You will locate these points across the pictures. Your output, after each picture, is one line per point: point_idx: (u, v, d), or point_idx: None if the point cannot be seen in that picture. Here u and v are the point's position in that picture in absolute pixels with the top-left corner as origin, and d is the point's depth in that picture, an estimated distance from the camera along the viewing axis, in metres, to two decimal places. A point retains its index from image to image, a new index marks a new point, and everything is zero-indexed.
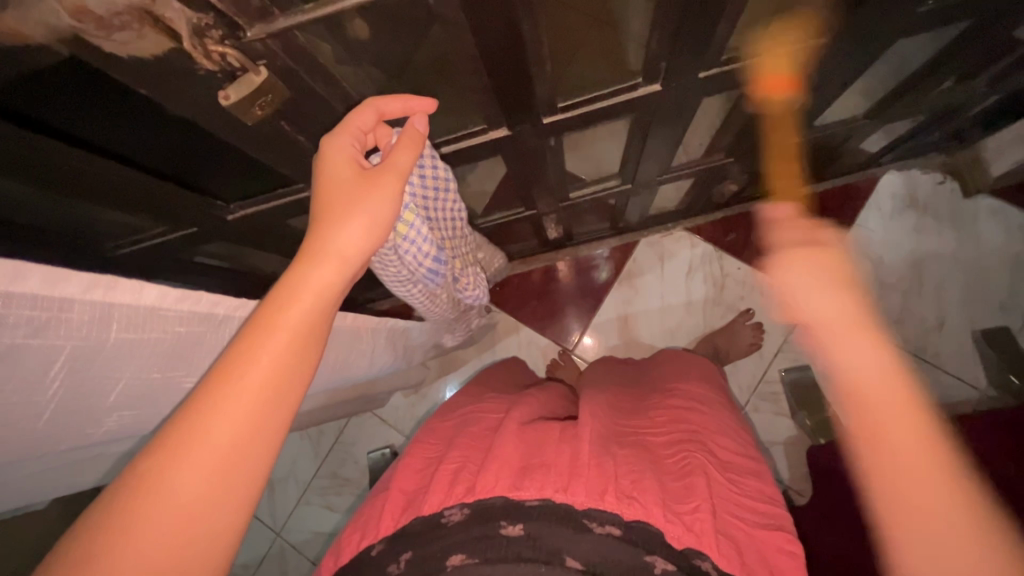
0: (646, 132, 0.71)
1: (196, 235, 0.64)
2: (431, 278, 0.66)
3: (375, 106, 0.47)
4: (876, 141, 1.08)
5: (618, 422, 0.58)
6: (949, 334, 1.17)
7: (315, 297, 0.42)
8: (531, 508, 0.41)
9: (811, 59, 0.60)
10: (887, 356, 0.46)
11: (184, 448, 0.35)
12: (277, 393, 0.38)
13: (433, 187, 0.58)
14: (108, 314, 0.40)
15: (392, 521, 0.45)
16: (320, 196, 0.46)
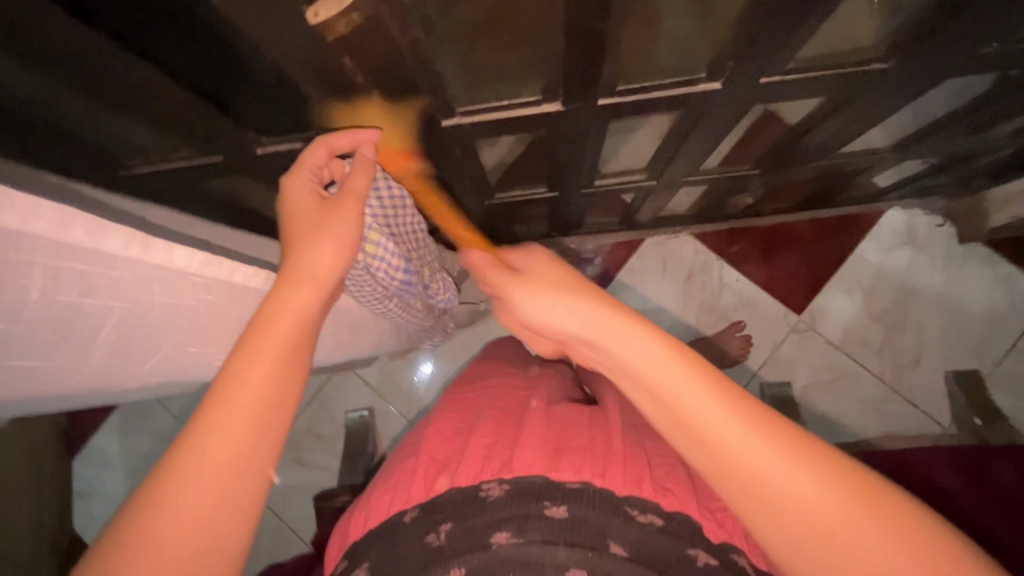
0: (687, 130, 0.71)
1: (222, 165, 0.61)
2: (404, 289, 0.73)
3: (326, 144, 0.55)
4: (887, 177, 1.11)
5: (625, 412, 0.59)
6: (924, 372, 1.22)
7: (296, 317, 0.48)
8: (572, 489, 0.45)
9: (868, 81, 0.60)
10: (641, 331, 0.46)
11: (187, 466, 0.40)
12: (269, 408, 0.43)
13: (392, 205, 0.64)
14: (146, 275, 0.47)
15: (424, 491, 0.48)
16: (291, 226, 0.55)
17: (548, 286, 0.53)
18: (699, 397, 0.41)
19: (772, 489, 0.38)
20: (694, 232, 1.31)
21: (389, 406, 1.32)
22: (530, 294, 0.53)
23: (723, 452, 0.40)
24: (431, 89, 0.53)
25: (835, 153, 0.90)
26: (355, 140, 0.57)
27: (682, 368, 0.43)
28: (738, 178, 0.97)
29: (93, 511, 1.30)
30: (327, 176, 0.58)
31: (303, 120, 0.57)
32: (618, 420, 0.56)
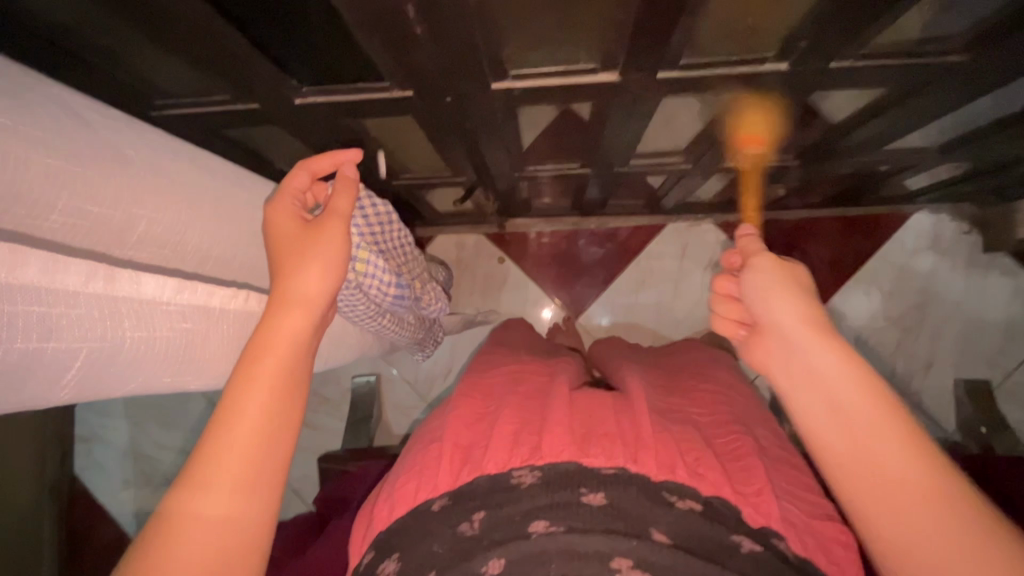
0: (738, 116, 0.69)
1: (257, 112, 0.60)
2: (396, 303, 0.80)
3: (308, 169, 0.57)
4: (918, 180, 1.09)
5: (656, 398, 0.58)
6: (933, 379, 1.23)
7: (287, 345, 0.48)
8: (606, 475, 0.44)
9: (940, 75, 0.58)
10: (848, 356, 0.50)
11: (191, 505, 0.41)
12: (266, 437, 0.44)
13: (378, 221, 0.72)
14: (113, 308, 0.45)
15: (448, 482, 0.45)
16: (276, 247, 0.54)
17: (784, 285, 0.56)
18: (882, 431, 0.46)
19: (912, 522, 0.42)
20: (717, 221, 1.28)
21: (394, 369, 1.30)
22: (768, 292, 0.56)
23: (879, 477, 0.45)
24: (487, 46, 0.50)
25: (879, 150, 0.87)
26: (336, 161, 0.58)
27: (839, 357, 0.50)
28: (775, 169, 0.95)
29: (95, 456, 1.30)
30: (311, 200, 0.60)
31: (344, 64, 0.54)
32: (651, 407, 0.54)
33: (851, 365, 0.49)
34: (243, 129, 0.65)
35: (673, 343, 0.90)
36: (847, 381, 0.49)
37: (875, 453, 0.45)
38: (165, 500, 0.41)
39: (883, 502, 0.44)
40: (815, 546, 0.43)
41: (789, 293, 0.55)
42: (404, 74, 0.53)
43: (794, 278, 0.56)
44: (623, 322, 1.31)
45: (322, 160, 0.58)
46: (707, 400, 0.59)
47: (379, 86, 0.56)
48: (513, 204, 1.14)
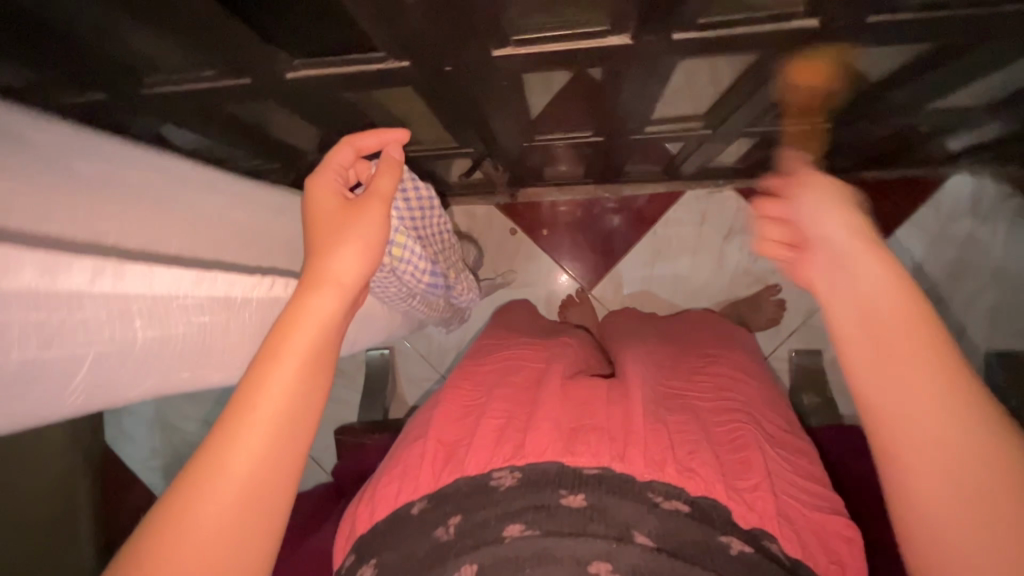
0: (763, 78, 0.63)
1: (250, 88, 0.57)
2: (428, 289, 0.83)
3: (353, 144, 0.57)
4: (961, 140, 1.00)
5: (654, 381, 0.54)
6: (963, 350, 1.18)
7: (318, 327, 0.45)
8: (589, 476, 0.41)
9: (993, 25, 0.51)
10: (886, 265, 0.39)
11: (208, 484, 0.39)
12: (289, 422, 0.42)
13: (419, 206, 0.73)
14: (123, 308, 0.42)
15: (432, 481, 0.43)
16: (314, 221, 0.53)
17: (831, 198, 0.43)
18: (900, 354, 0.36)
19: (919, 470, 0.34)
20: (738, 188, 1.23)
21: (406, 344, 1.31)
22: (811, 202, 0.44)
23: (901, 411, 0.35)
24: (487, 9, 0.46)
25: (919, 111, 0.81)
26: (382, 142, 0.59)
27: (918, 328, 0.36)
28: (802, 131, 0.89)
29: (124, 427, 1.35)
30: (354, 176, 0.60)
31: (333, 36, 0.51)
32: (652, 393, 0.50)
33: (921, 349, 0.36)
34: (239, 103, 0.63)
35: (686, 318, 0.87)
36: (911, 354, 0.36)
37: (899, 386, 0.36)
38: (183, 475, 0.39)
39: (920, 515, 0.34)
40: (812, 545, 0.40)
41: (826, 199, 0.43)
42: (398, 42, 0.49)
43: (832, 189, 0.44)
44: (638, 293, 1.28)
45: (370, 136, 0.59)
46: (714, 386, 0.54)
47: (373, 57, 0.52)
48: (523, 174, 1.10)
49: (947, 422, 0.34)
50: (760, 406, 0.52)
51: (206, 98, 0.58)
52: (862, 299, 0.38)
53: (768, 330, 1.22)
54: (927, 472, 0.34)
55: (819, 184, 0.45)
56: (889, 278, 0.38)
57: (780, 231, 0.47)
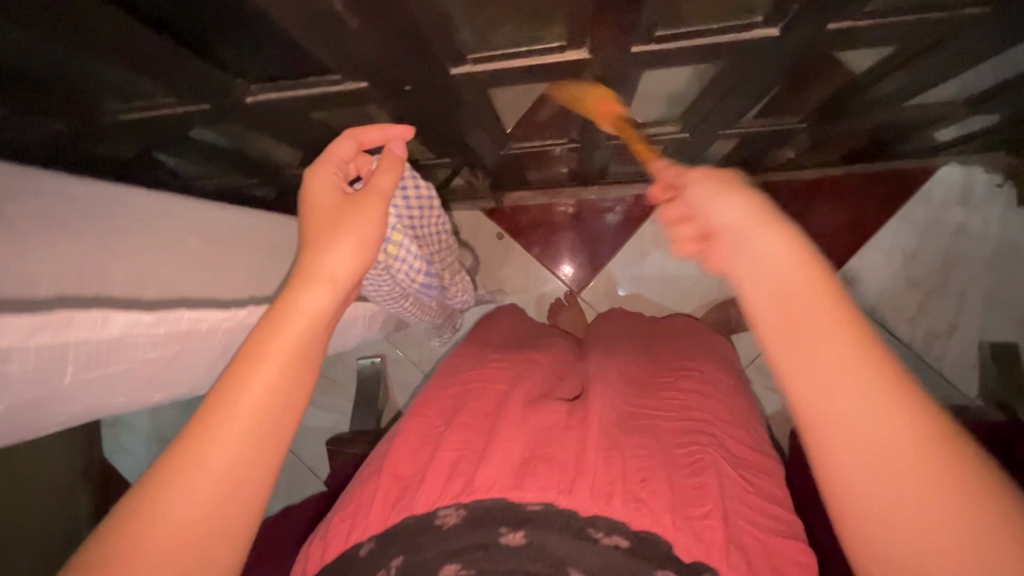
0: (733, 83, 0.63)
1: (212, 111, 0.57)
2: (421, 289, 0.82)
3: (355, 138, 0.57)
4: (950, 131, 0.98)
5: (623, 398, 0.54)
6: (956, 343, 1.16)
7: (306, 324, 0.44)
8: (531, 513, 0.39)
9: (959, 24, 0.50)
10: (792, 240, 0.37)
11: (183, 477, 0.37)
12: (271, 416, 0.40)
13: (418, 206, 0.71)
14: (62, 358, 0.37)
15: (381, 520, 0.41)
16: (309, 215, 0.52)
17: (726, 182, 0.43)
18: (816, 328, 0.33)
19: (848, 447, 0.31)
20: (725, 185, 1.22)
21: (398, 352, 1.31)
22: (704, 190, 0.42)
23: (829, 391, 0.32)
24: (436, 30, 0.46)
25: (899, 106, 0.80)
26: (386, 136, 0.58)
27: (822, 303, 0.34)
28: (780, 133, 0.88)
29: (122, 441, 1.37)
30: (353, 171, 0.59)
31: (288, 58, 0.51)
32: (617, 411, 0.50)
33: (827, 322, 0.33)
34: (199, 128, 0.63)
35: (667, 326, 0.88)
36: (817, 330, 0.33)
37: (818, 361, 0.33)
38: (158, 465, 0.38)
39: (854, 517, 0.31)
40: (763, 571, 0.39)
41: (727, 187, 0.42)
42: (351, 65, 0.49)
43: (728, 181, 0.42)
44: (628, 293, 1.27)
45: (374, 131, 0.58)
46: (678, 406, 0.53)
47: (330, 79, 0.52)
48: (506, 179, 1.10)
49: (872, 399, 0.31)
50: (724, 423, 0.53)
51: (171, 123, 0.58)
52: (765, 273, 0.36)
53: None
54: (853, 446, 0.31)
55: (706, 176, 0.43)
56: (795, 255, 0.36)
57: (689, 228, 0.44)
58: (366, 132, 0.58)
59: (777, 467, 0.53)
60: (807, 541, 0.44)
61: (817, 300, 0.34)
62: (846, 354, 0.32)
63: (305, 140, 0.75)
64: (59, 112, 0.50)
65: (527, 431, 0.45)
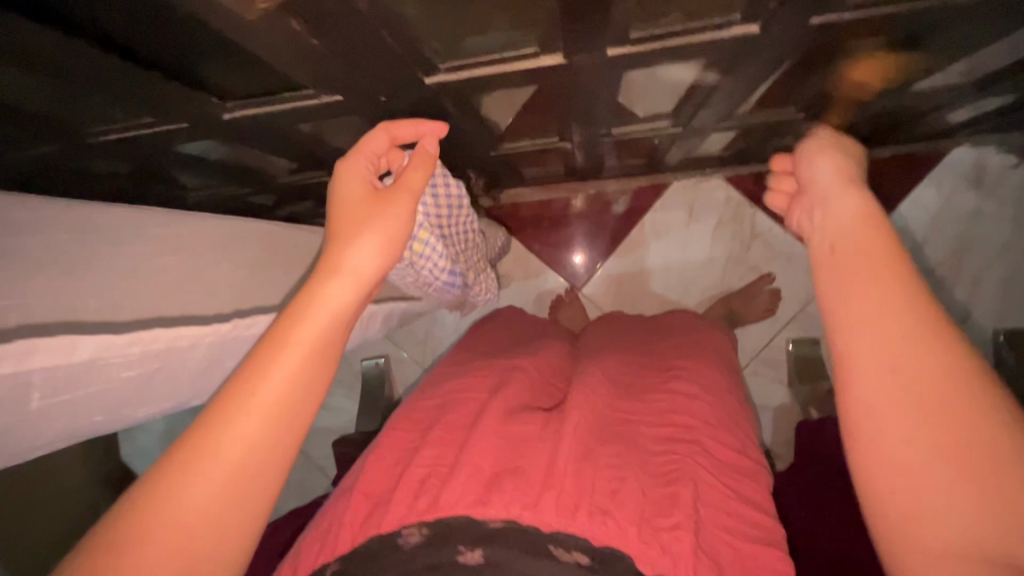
0: (720, 78, 0.61)
1: (191, 128, 0.57)
2: (446, 285, 0.81)
3: (388, 132, 0.55)
4: (960, 114, 0.94)
5: (605, 402, 0.53)
6: (970, 331, 1.12)
7: (329, 319, 0.43)
8: (492, 530, 0.38)
9: (950, 12, 0.48)
10: (864, 204, 0.39)
11: (195, 468, 0.36)
12: (287, 412, 0.39)
13: (447, 204, 0.71)
14: (29, 386, 0.38)
15: (349, 537, 0.41)
16: (336, 207, 0.51)
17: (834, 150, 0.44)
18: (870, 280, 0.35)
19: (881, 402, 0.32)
20: (727, 175, 1.20)
21: (402, 352, 1.32)
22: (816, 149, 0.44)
23: (869, 345, 0.33)
24: (403, 43, 0.45)
25: (901, 93, 0.76)
26: (420, 130, 0.57)
27: (874, 267, 0.35)
28: (778, 124, 0.86)
29: (139, 444, 1.40)
30: (384, 166, 0.58)
31: (261, 78, 0.51)
32: (598, 419, 0.49)
33: (879, 288, 0.34)
34: (184, 142, 0.63)
35: (664, 322, 0.86)
36: (860, 303, 0.34)
37: (874, 312, 0.34)
38: (171, 453, 0.37)
39: (877, 470, 0.32)
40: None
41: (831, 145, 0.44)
42: (321, 81, 0.48)
43: (844, 148, 0.44)
44: (632, 287, 1.25)
45: (406, 125, 0.56)
46: (665, 411, 0.53)
47: (305, 93, 0.52)
48: (502, 177, 1.09)
49: (911, 367, 0.32)
50: (711, 427, 0.52)
51: (155, 142, 0.59)
52: (839, 230, 0.38)
53: (762, 320, 1.19)
54: (883, 401, 0.32)
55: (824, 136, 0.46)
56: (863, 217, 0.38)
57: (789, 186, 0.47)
58: (398, 126, 0.57)
59: (764, 473, 0.52)
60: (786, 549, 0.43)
61: (875, 262, 0.35)
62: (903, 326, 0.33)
63: (293, 148, 0.75)
64: (31, 127, 0.48)
65: (503, 441, 0.45)
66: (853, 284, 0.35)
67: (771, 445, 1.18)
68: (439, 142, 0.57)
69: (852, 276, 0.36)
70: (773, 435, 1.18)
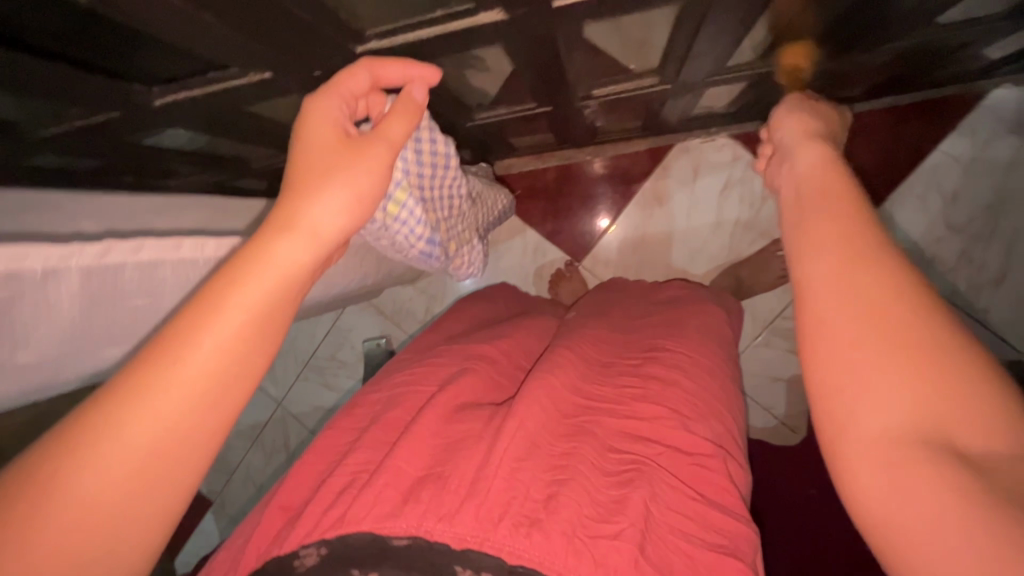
0: (698, 26, 0.55)
1: (128, 121, 0.53)
2: (426, 258, 0.68)
3: (369, 69, 0.44)
4: (1002, 47, 0.82)
5: (573, 385, 0.50)
6: (1008, 293, 1.02)
7: (278, 277, 0.33)
8: (394, 547, 0.37)
9: None
10: (832, 153, 0.39)
11: (90, 459, 0.27)
12: (220, 390, 0.30)
13: (432, 163, 0.59)
14: None
15: (254, 557, 0.41)
16: (296, 152, 0.40)
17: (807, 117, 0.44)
18: (843, 218, 0.33)
19: (851, 336, 0.29)
20: (733, 133, 1.11)
21: (404, 332, 1.30)
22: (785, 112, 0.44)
23: (841, 275, 0.30)
24: (306, 6, 0.42)
25: (927, 27, 0.67)
26: (407, 75, 0.47)
27: (832, 203, 0.34)
28: (787, 75, 0.77)
29: None
30: (361, 111, 0.47)
31: (185, 55, 0.47)
32: (555, 410, 0.46)
33: (833, 226, 0.33)
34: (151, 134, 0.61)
35: (661, 291, 0.81)
36: (834, 234, 0.32)
37: (851, 250, 0.31)
38: (51, 439, 0.27)
39: (844, 415, 0.28)
40: None
41: (801, 108, 0.45)
42: (243, 58, 0.45)
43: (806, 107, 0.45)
44: (634, 257, 1.19)
45: (393, 65, 0.47)
46: (632, 397, 0.50)
47: (231, 72, 0.49)
48: (491, 148, 1.04)
49: (902, 310, 0.29)
50: (682, 414, 0.49)
51: (105, 145, 0.56)
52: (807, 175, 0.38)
53: (776, 288, 1.12)
54: (852, 337, 0.29)
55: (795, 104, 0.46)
56: (830, 162, 0.38)
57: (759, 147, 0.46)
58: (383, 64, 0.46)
59: (739, 468, 0.49)
60: (748, 559, 0.40)
61: (843, 201, 0.34)
62: (879, 262, 0.30)
63: (269, 140, 0.72)
64: None
65: (439, 441, 0.43)
66: (820, 222, 0.33)
67: (784, 418, 1.12)
68: (429, 91, 0.47)
69: (816, 214, 0.34)
70: (786, 407, 1.12)
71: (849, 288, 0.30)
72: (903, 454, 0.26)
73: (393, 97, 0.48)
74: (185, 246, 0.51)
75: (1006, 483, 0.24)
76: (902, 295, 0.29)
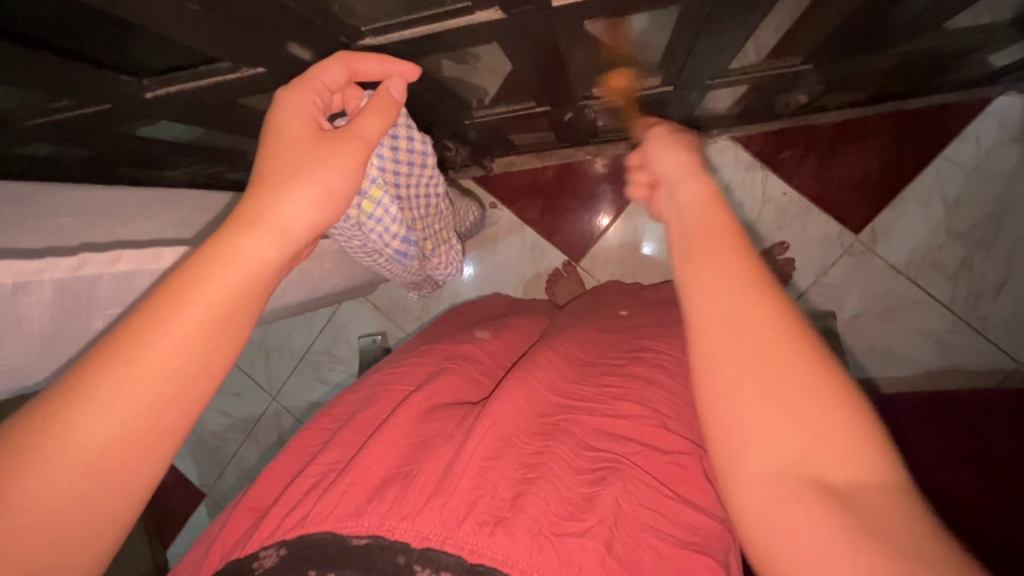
0: (700, 28, 0.55)
1: (116, 113, 0.52)
2: (399, 257, 0.66)
3: (345, 62, 0.44)
4: (1008, 54, 0.81)
5: (557, 385, 0.50)
6: (1006, 302, 1.02)
7: (242, 274, 0.32)
8: (355, 548, 0.35)
9: None
10: (709, 184, 0.37)
11: (43, 455, 0.26)
12: (178, 388, 0.29)
13: (408, 162, 0.58)
14: None
15: (217, 558, 0.40)
16: (268, 144, 0.39)
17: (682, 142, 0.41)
18: (720, 268, 0.31)
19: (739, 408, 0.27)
20: (735, 136, 1.08)
21: (400, 329, 1.29)
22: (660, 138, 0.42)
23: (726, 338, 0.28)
24: (302, 2, 0.41)
25: (931, 33, 0.66)
26: (383, 70, 0.47)
27: (721, 232, 0.33)
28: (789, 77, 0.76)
29: None
30: (337, 105, 0.46)
31: (175, 47, 0.47)
32: (530, 411, 0.46)
33: (721, 257, 0.31)
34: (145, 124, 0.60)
35: (656, 292, 0.81)
36: (713, 289, 0.30)
37: (732, 307, 0.29)
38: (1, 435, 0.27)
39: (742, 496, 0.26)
40: None
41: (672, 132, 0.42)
42: (233, 52, 0.44)
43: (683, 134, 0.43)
44: (629, 260, 1.18)
45: (370, 60, 0.46)
46: (615, 396, 0.49)
47: (223, 66, 0.48)
48: (489, 146, 1.03)
49: (787, 370, 0.27)
50: (663, 415, 0.48)
51: (96, 136, 0.55)
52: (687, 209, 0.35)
53: None
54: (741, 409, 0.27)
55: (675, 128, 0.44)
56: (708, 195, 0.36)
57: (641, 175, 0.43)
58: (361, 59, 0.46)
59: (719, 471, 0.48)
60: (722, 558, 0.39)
61: (721, 246, 0.32)
62: (760, 319, 0.28)
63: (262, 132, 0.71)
64: None
65: (411, 440, 0.43)
66: (700, 273, 0.31)
67: None
68: (407, 87, 0.46)
69: (697, 253, 0.32)
70: None
71: (739, 337, 0.28)
72: (789, 489, 0.25)
73: (370, 93, 0.48)
74: (166, 256, 0.50)
75: (888, 518, 0.24)
76: (785, 356, 0.27)
